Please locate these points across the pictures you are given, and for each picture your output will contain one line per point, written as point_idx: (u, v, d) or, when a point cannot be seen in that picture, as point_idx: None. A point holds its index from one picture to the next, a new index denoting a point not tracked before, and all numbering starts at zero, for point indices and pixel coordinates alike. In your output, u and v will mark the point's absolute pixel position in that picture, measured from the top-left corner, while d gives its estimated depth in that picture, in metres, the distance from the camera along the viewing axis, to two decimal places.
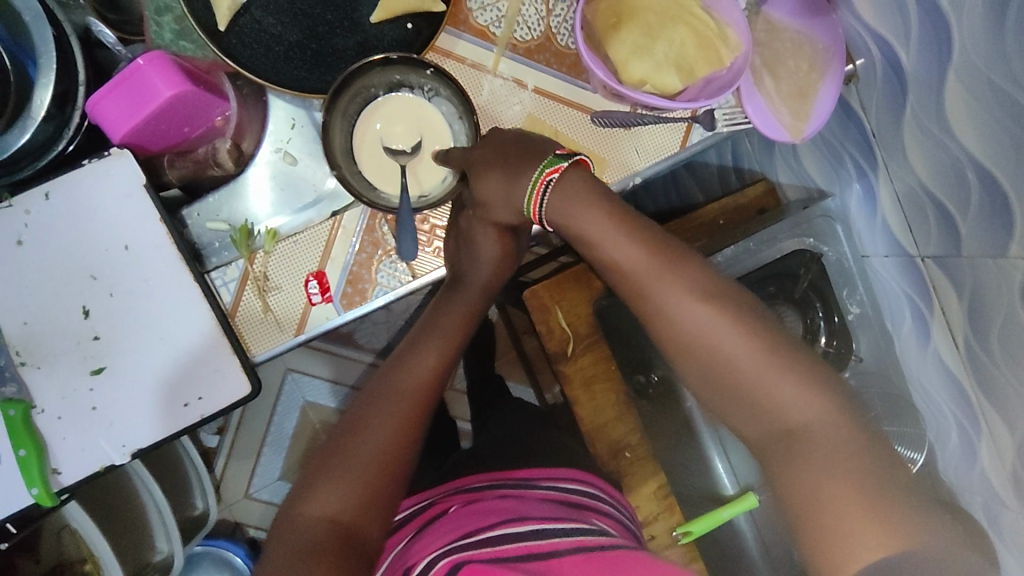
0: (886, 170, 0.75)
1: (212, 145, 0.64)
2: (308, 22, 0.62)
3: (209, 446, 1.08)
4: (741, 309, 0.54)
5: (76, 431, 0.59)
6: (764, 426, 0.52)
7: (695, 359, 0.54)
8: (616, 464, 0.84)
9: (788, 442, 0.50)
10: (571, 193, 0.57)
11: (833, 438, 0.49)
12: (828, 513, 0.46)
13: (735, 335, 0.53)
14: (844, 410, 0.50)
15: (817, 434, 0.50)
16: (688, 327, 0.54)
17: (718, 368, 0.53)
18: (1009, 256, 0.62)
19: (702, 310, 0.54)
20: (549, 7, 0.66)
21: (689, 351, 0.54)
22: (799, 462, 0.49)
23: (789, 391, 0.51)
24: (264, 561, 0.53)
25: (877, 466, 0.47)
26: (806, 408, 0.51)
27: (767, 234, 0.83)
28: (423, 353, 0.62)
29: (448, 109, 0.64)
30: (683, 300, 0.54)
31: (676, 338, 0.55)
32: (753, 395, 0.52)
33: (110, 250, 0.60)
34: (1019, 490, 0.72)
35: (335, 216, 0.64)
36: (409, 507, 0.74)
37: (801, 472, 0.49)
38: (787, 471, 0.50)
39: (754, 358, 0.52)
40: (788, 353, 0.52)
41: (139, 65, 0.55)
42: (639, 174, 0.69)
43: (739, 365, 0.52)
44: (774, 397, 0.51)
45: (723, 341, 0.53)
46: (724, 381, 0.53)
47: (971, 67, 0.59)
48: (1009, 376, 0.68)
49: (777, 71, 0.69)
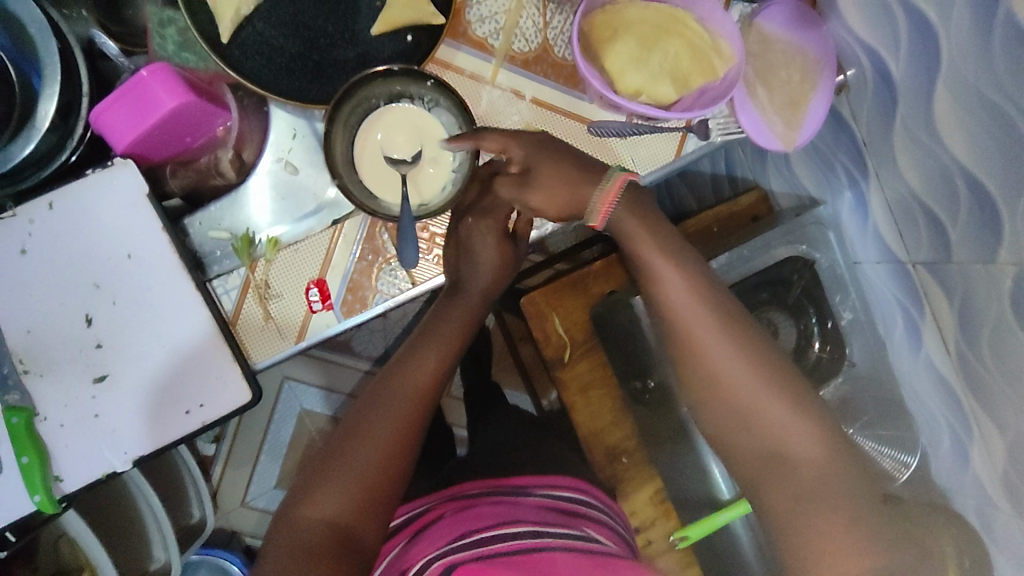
0: (878, 178, 0.76)
1: (214, 155, 0.65)
2: (309, 34, 0.63)
3: (206, 455, 1.09)
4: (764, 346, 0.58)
5: (78, 438, 0.60)
6: (759, 446, 0.57)
7: (714, 380, 0.57)
8: (613, 470, 0.86)
9: (787, 476, 0.55)
10: (634, 208, 0.62)
11: (829, 481, 0.54)
12: (819, 532, 0.53)
13: (756, 368, 0.56)
14: (825, 425, 0.56)
15: (816, 474, 0.54)
16: (713, 350, 0.57)
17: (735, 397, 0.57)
18: (998, 262, 0.63)
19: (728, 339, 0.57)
20: (546, 20, 0.67)
21: (707, 372, 0.57)
22: (794, 485, 0.55)
23: (796, 431, 0.55)
24: (267, 563, 0.54)
25: (855, 481, 0.54)
26: (810, 449, 0.55)
27: (761, 241, 0.86)
28: (421, 356, 0.63)
29: (448, 119, 0.64)
30: (708, 326, 0.58)
31: (694, 354, 0.58)
32: (752, 420, 0.56)
33: (113, 259, 0.60)
34: (1010, 493, 0.73)
35: (336, 224, 0.65)
36: (406, 513, 0.75)
37: (796, 493, 0.55)
38: (782, 494, 0.55)
39: (754, 387, 0.56)
40: (780, 377, 0.57)
41: (143, 76, 0.56)
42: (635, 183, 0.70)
43: (756, 399, 0.56)
44: (783, 433, 0.56)
45: (745, 371, 0.56)
46: (739, 408, 0.57)
47: (958, 77, 0.60)
48: (1000, 380, 0.69)
49: (770, 82, 0.70)
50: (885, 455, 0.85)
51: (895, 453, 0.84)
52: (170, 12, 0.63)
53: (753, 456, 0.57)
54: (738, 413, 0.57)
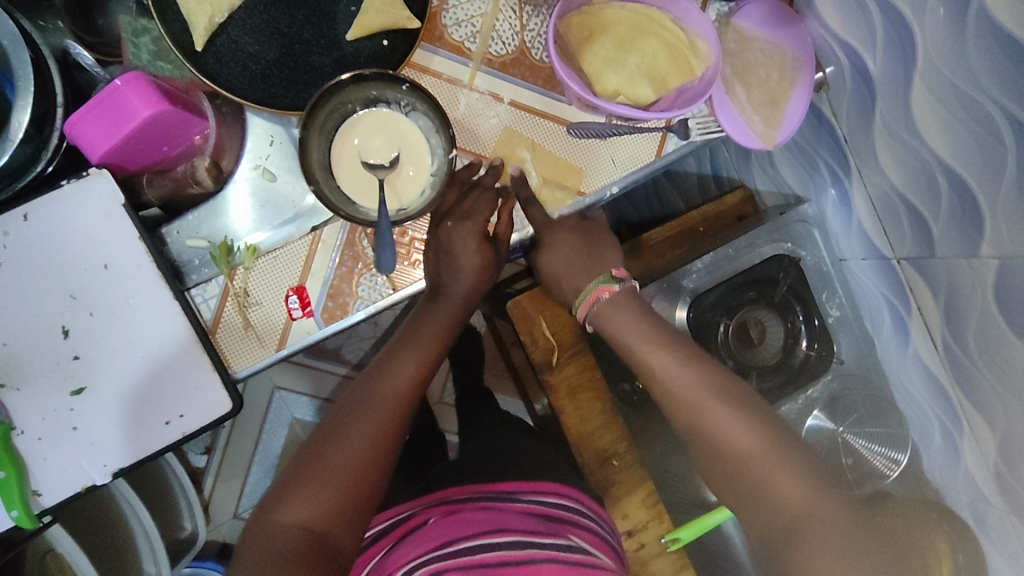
0: (860, 175, 0.76)
1: (191, 163, 0.64)
2: (284, 41, 0.63)
3: (197, 466, 1.08)
4: (744, 402, 0.67)
5: (56, 451, 0.59)
6: (725, 454, 0.65)
7: (703, 439, 0.66)
8: (605, 472, 0.84)
9: (777, 515, 0.62)
10: (612, 310, 0.72)
11: (818, 514, 0.61)
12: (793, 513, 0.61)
13: (739, 416, 0.65)
14: (771, 428, 0.65)
15: (803, 511, 0.61)
16: (698, 410, 0.66)
17: (721, 451, 0.65)
18: (980, 256, 0.63)
19: (710, 400, 0.66)
20: (522, 22, 0.67)
21: (696, 433, 0.67)
22: (760, 478, 0.63)
23: (746, 433, 0.65)
24: (238, 566, 0.54)
25: (807, 469, 0.63)
26: (794, 488, 0.62)
27: (746, 240, 0.85)
28: (402, 363, 0.64)
29: (425, 123, 0.64)
30: (693, 392, 0.67)
31: (682, 416, 0.67)
32: (710, 430, 0.66)
33: (90, 269, 0.60)
34: (1002, 487, 0.73)
35: (315, 231, 0.65)
36: (379, 524, 0.75)
37: (767, 484, 0.63)
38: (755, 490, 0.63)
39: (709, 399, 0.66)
40: (730, 391, 0.67)
41: (117, 85, 0.56)
42: (615, 184, 0.70)
43: (740, 449, 0.64)
44: (767, 477, 0.63)
45: (727, 424, 0.65)
46: (727, 462, 0.65)
47: (934, 72, 0.60)
48: (986, 373, 0.68)
49: (748, 80, 0.70)
50: (876, 453, 0.86)
51: (886, 450, 0.85)
52: (143, 21, 0.64)
53: (744, 501, 0.65)
54: (729, 466, 0.65)
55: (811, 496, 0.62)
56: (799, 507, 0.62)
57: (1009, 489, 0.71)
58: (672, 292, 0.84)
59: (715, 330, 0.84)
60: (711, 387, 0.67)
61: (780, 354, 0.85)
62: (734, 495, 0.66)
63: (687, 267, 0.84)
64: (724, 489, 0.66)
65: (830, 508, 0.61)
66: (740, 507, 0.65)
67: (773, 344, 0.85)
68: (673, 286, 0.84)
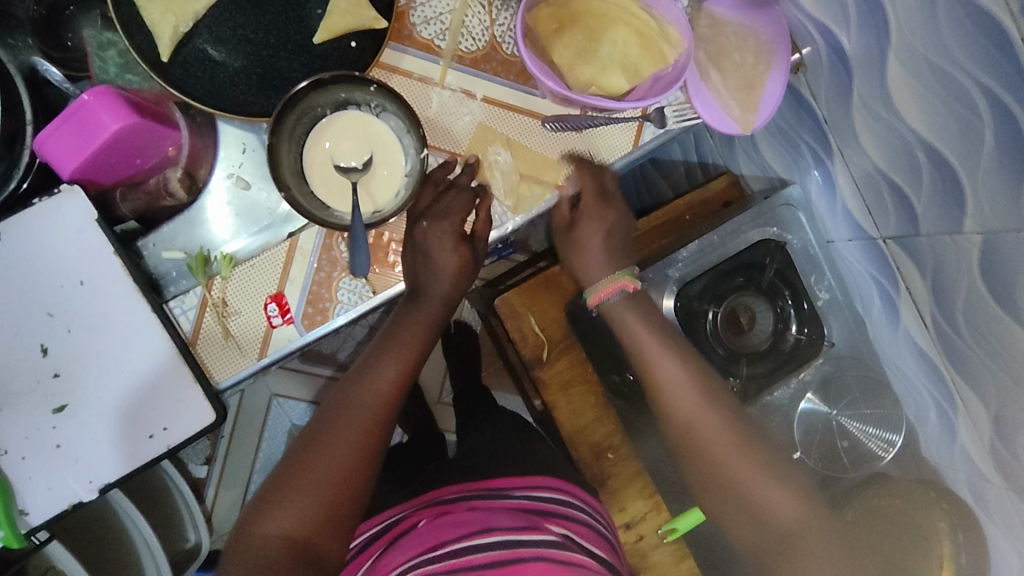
0: (842, 157, 0.76)
1: (164, 174, 0.64)
2: (252, 47, 0.62)
3: (198, 478, 1.08)
4: (730, 407, 0.70)
5: (41, 469, 0.59)
6: (705, 456, 0.68)
7: (691, 450, 0.69)
8: (600, 466, 0.84)
9: (752, 511, 0.67)
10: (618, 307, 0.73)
11: (798, 519, 0.66)
12: (769, 516, 0.66)
13: (720, 419, 0.69)
14: (742, 431, 0.69)
15: (776, 508, 0.66)
16: (685, 415, 0.69)
17: (699, 447, 0.69)
18: (964, 232, 0.63)
19: (696, 411, 0.69)
20: (492, 17, 0.67)
21: (682, 440, 0.69)
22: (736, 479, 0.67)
23: (722, 437, 0.68)
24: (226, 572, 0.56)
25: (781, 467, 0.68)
26: (769, 489, 0.67)
27: (732, 226, 0.84)
28: (382, 366, 0.63)
29: (397, 124, 0.63)
30: (678, 389, 0.70)
31: (674, 428, 0.70)
32: (691, 430, 0.69)
33: (66, 286, 0.60)
34: (999, 463, 0.72)
35: (292, 237, 0.64)
36: (366, 531, 0.75)
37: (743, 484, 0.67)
38: (732, 491, 0.67)
39: (690, 401, 0.69)
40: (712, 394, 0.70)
41: (84, 100, 0.56)
42: (615, 164, 0.70)
43: (716, 445, 0.68)
44: (749, 482, 0.67)
45: (708, 424, 0.69)
46: (704, 458, 0.68)
47: (908, 47, 0.59)
48: (976, 349, 0.68)
49: (723, 65, 0.69)
50: (871, 436, 0.85)
51: (881, 432, 0.84)
52: (109, 35, 0.64)
53: (720, 498, 0.68)
54: (715, 477, 0.68)
55: (783, 495, 0.67)
56: (772, 503, 0.66)
57: (1006, 465, 0.71)
58: (660, 282, 0.83)
59: (703, 319, 0.83)
60: (694, 387, 0.70)
61: (770, 339, 0.84)
62: (710, 490, 0.69)
63: (674, 255, 0.83)
64: (701, 483, 0.70)
65: (800, 511, 0.66)
66: (715, 500, 0.69)
67: (764, 330, 0.84)
68: (659, 276, 0.83)
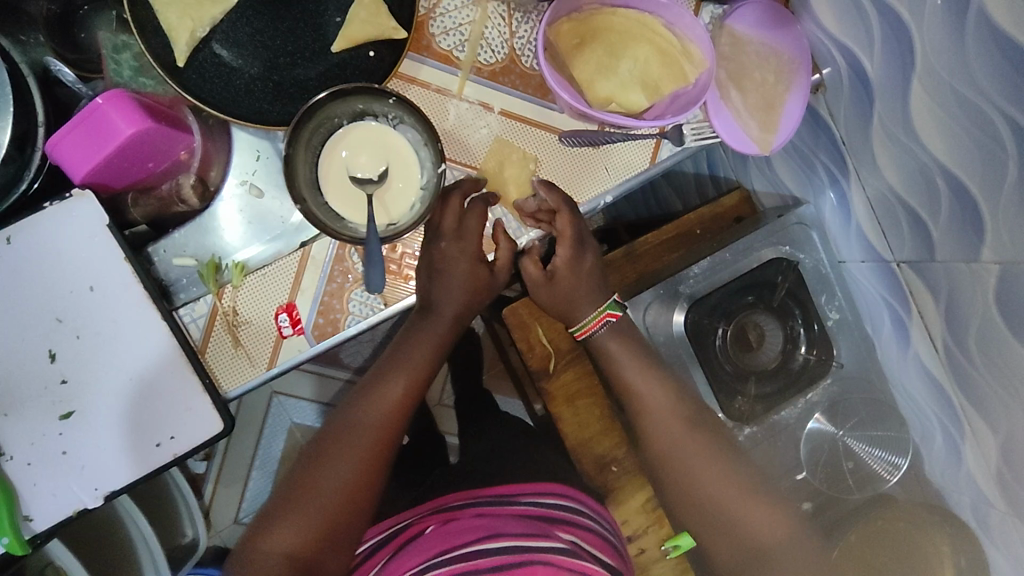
0: (858, 177, 0.75)
1: (175, 181, 0.63)
2: (268, 54, 0.61)
3: (196, 473, 1.07)
4: (705, 426, 0.73)
5: (47, 476, 0.59)
6: (679, 473, 0.72)
7: (680, 484, 0.72)
8: (603, 478, 0.83)
9: (726, 525, 0.71)
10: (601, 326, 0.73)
11: (784, 551, 0.70)
12: (745, 527, 0.70)
13: (697, 440, 0.72)
14: (716, 450, 0.72)
15: (748, 518, 0.71)
16: (659, 433, 0.72)
17: (674, 465, 0.72)
18: (981, 260, 0.62)
19: (685, 444, 0.72)
20: (512, 29, 0.66)
21: (659, 458, 0.73)
22: (708, 497, 0.71)
23: (697, 457, 0.72)
24: None
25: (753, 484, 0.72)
26: (740, 504, 0.71)
27: (744, 244, 0.83)
28: (393, 380, 0.64)
29: (414, 136, 0.62)
30: (658, 407, 0.73)
31: (654, 454, 0.73)
32: (666, 449, 0.72)
33: (75, 292, 0.59)
34: (1005, 491, 0.72)
35: (304, 247, 0.64)
36: (374, 537, 0.75)
37: (711, 500, 0.71)
38: (708, 505, 0.71)
39: (666, 420, 0.72)
40: (690, 414, 0.73)
41: (98, 104, 0.54)
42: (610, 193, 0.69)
43: (688, 464, 0.71)
44: (731, 508, 0.71)
45: (682, 444, 0.72)
46: (676, 476, 0.72)
47: (933, 74, 0.58)
48: (986, 374, 0.68)
49: (743, 84, 0.69)
50: (876, 457, 0.84)
51: (886, 455, 0.84)
52: (124, 37, 0.63)
53: (693, 514, 0.72)
54: (706, 511, 0.71)
55: (752, 509, 0.71)
56: (736, 516, 0.71)
57: (1010, 491, 0.71)
58: (670, 298, 0.83)
59: (713, 336, 0.82)
60: (671, 403, 0.73)
61: (779, 359, 0.83)
62: (682, 507, 0.72)
63: (686, 271, 0.82)
64: (672, 500, 0.73)
65: (765, 523, 0.70)
66: (688, 517, 0.72)
67: (772, 349, 0.83)
68: (670, 292, 0.83)
